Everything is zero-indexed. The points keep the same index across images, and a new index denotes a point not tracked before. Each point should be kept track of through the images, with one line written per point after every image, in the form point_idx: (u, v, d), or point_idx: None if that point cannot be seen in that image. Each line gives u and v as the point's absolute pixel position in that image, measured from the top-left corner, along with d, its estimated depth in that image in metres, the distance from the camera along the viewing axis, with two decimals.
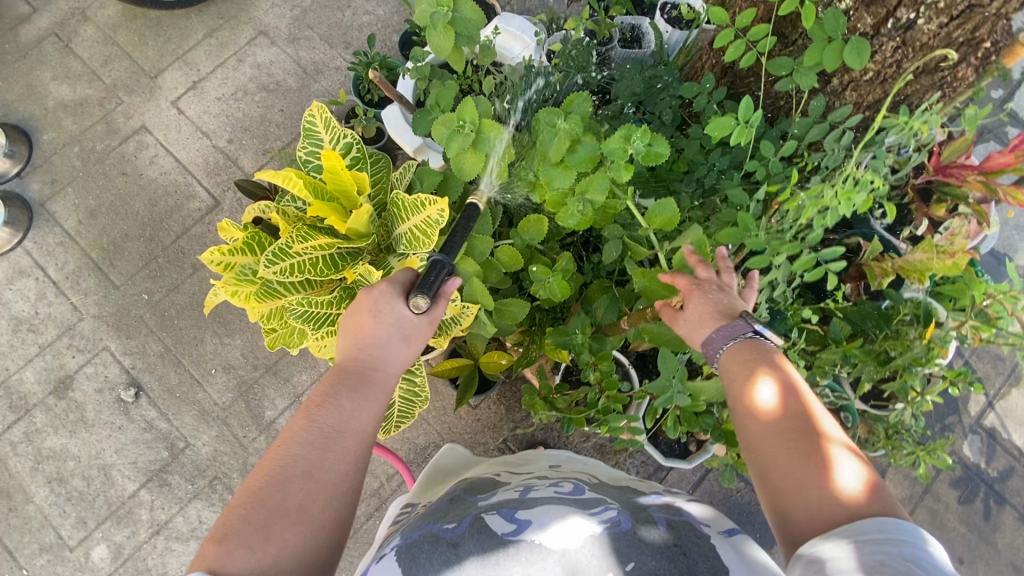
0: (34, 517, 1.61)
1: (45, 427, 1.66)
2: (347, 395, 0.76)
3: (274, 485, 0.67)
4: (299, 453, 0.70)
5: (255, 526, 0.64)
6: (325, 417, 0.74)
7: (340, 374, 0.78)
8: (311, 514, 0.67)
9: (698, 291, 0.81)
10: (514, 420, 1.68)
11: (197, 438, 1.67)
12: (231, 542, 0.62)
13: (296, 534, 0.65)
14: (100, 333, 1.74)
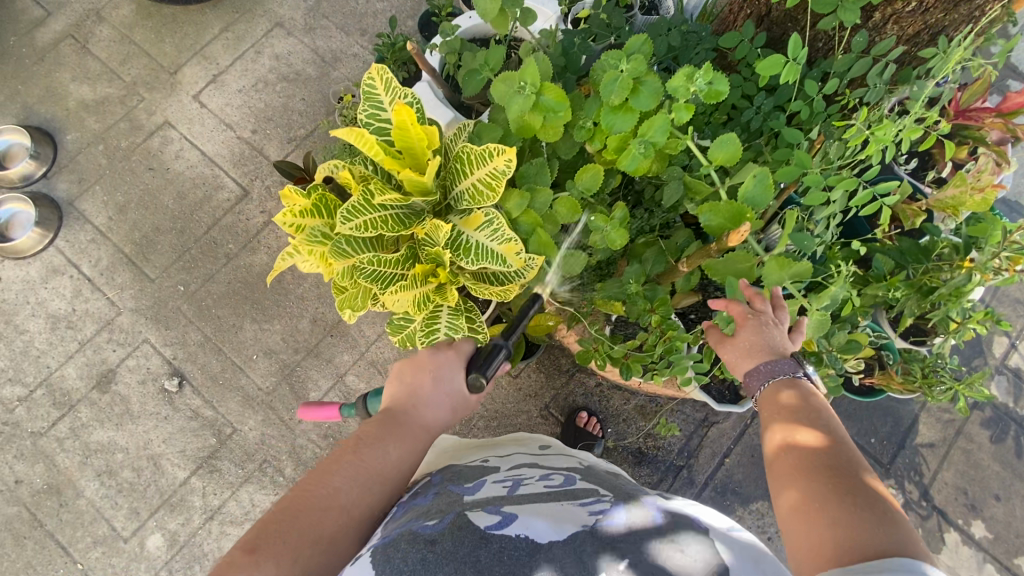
0: (86, 511, 1.62)
1: (91, 421, 1.67)
2: (393, 444, 0.89)
3: (310, 509, 0.78)
4: (339, 486, 0.82)
5: (285, 540, 0.74)
6: (370, 458, 0.86)
7: (385, 421, 0.91)
8: (338, 542, 0.78)
9: (751, 322, 0.93)
10: (555, 386, 1.72)
11: (243, 423, 1.68)
12: (265, 551, 0.71)
13: (319, 556, 0.75)
14: (139, 326, 1.75)
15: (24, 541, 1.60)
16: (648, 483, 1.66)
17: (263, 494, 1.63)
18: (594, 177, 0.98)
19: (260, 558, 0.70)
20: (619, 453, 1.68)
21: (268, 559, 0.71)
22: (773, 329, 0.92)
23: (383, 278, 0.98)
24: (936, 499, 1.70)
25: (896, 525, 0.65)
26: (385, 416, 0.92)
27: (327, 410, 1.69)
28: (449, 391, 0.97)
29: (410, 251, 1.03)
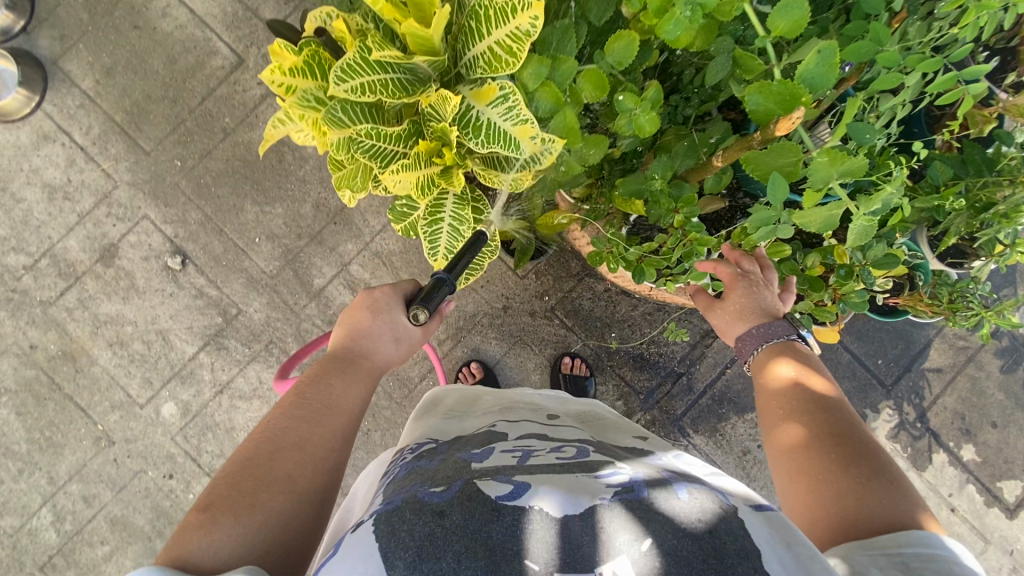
0: (101, 378, 1.68)
1: (98, 294, 1.68)
2: (336, 384, 0.87)
3: (257, 461, 0.75)
4: (283, 432, 0.79)
5: (239, 492, 0.72)
6: (309, 403, 0.84)
7: (327, 365, 0.90)
8: (297, 482, 0.76)
9: (741, 284, 1.01)
10: (563, 289, 1.66)
11: (248, 305, 1.68)
12: (217, 507, 0.69)
13: (279, 498, 0.73)
14: (137, 201, 1.69)
15: (45, 402, 1.67)
16: (646, 387, 1.67)
17: (270, 372, 1.67)
18: (631, 45, 0.84)
19: (213, 516, 0.68)
20: (621, 357, 1.68)
21: (223, 514, 0.69)
22: (764, 290, 1.01)
23: (383, 154, 0.91)
24: (932, 422, 1.70)
25: (901, 495, 0.69)
26: (329, 361, 0.91)
27: (331, 298, 1.68)
28: (386, 325, 0.98)
29: (415, 127, 0.94)
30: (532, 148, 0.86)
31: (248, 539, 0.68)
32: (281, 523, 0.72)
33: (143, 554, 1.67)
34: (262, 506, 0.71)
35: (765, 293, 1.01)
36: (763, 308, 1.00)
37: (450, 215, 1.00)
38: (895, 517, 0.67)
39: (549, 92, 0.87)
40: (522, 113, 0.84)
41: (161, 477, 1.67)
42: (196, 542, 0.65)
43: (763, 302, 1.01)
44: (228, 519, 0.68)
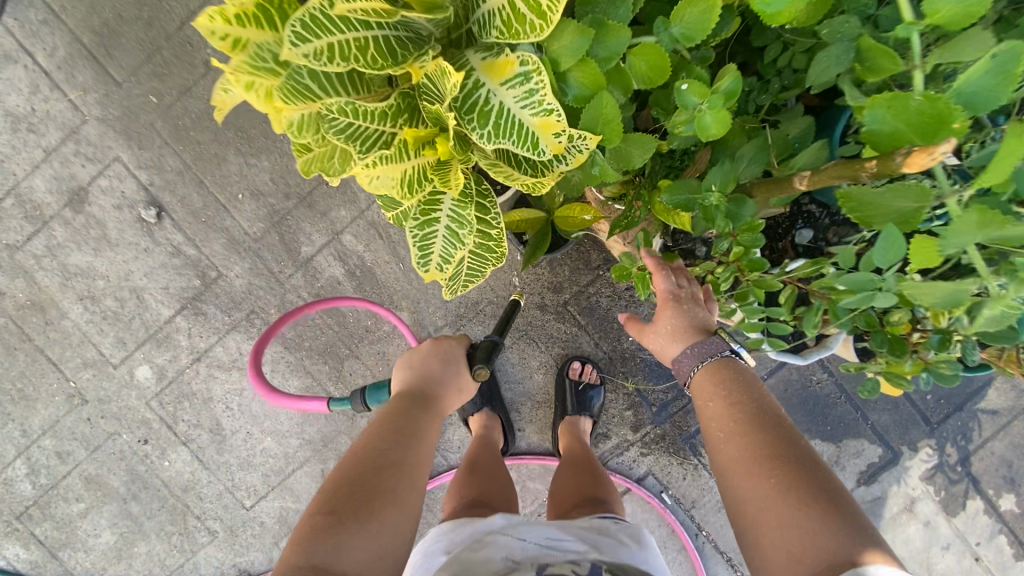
0: (72, 333, 1.55)
1: (67, 242, 1.52)
2: (416, 417, 1.08)
3: (362, 478, 0.93)
4: (381, 451, 0.98)
5: (364, 500, 0.90)
6: (398, 430, 1.03)
7: (402, 404, 1.10)
8: (400, 496, 0.94)
9: (671, 304, 0.96)
10: (580, 283, 1.46)
11: (229, 269, 1.52)
12: (339, 515, 0.87)
13: (386, 512, 0.91)
14: (108, 140, 1.49)
15: (15, 353, 1.57)
16: (660, 399, 1.51)
17: (251, 344, 1.53)
18: (708, 18, 0.61)
19: (335, 524, 0.86)
20: (636, 364, 1.50)
21: (346, 522, 0.87)
22: (691, 301, 0.99)
23: (363, 137, 0.69)
24: (975, 467, 1.52)
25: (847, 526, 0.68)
26: (405, 397, 1.12)
27: (320, 269, 1.51)
28: (452, 373, 1.21)
29: (405, 100, 0.71)
30: (557, 147, 0.66)
31: (364, 552, 0.86)
32: (395, 524, 0.92)
33: (119, 515, 1.62)
34: (376, 516, 0.89)
35: (692, 305, 0.98)
36: (692, 321, 0.97)
37: (448, 216, 0.79)
38: (853, 552, 0.66)
39: (587, 71, 0.64)
40: (547, 101, 0.64)
41: (136, 441, 1.58)
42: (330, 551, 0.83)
43: (693, 314, 0.98)
44: (349, 535, 0.86)
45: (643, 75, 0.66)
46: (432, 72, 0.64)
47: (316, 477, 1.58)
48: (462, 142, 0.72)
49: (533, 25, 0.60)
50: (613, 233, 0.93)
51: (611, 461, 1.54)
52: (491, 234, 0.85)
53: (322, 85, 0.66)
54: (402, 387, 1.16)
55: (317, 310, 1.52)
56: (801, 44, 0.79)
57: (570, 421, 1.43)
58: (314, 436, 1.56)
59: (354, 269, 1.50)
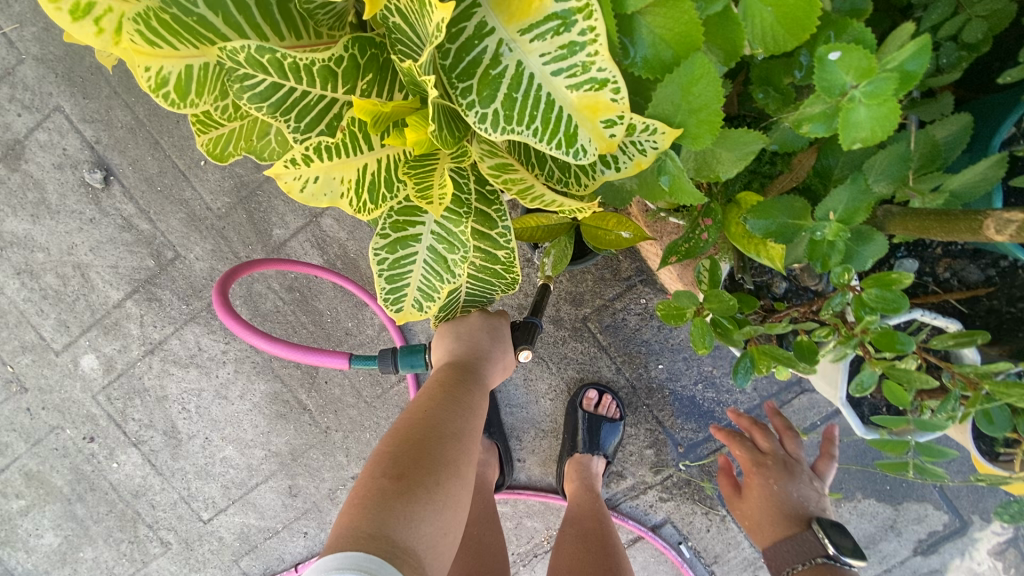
0: (8, 311, 1.34)
1: (0, 206, 1.29)
2: (474, 386, 0.78)
3: (426, 443, 0.69)
4: (442, 416, 0.72)
5: (425, 469, 0.66)
6: (460, 394, 0.76)
7: (453, 371, 0.78)
8: (466, 469, 0.71)
9: (758, 473, 1.05)
10: (603, 296, 1.22)
11: (188, 249, 1.28)
12: (406, 482, 0.65)
13: (453, 484, 0.68)
14: (47, 85, 1.24)
15: None
16: (687, 439, 1.27)
17: (212, 339, 1.31)
18: None
19: (401, 495, 0.63)
20: (664, 396, 1.26)
21: (414, 490, 0.64)
22: (789, 479, 1.03)
23: (297, 109, 0.43)
24: None
25: None
26: (453, 363, 0.79)
27: (294, 256, 1.26)
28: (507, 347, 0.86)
29: (366, 52, 0.44)
30: (606, 142, 0.40)
31: (431, 535, 0.64)
32: (461, 501, 0.70)
33: (62, 517, 1.41)
34: (445, 489, 0.67)
35: (793, 486, 1.02)
36: (790, 505, 1.00)
37: (431, 234, 0.54)
38: None
39: (673, 14, 0.37)
40: (598, 63, 0.38)
41: (81, 439, 1.38)
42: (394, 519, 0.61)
43: (789, 500, 1.01)
44: (416, 509, 0.63)
45: (763, 30, 0.39)
46: (404, 4, 0.38)
47: (282, 494, 1.37)
48: (454, 126, 0.45)
49: None
50: (667, 260, 0.66)
51: (623, 504, 1.32)
52: (499, 255, 0.60)
53: (228, 20, 0.40)
54: (447, 355, 0.81)
55: (290, 305, 1.29)
56: (982, 8, 0.56)
57: (580, 462, 1.23)
58: (281, 448, 1.35)
59: (334, 259, 1.26)
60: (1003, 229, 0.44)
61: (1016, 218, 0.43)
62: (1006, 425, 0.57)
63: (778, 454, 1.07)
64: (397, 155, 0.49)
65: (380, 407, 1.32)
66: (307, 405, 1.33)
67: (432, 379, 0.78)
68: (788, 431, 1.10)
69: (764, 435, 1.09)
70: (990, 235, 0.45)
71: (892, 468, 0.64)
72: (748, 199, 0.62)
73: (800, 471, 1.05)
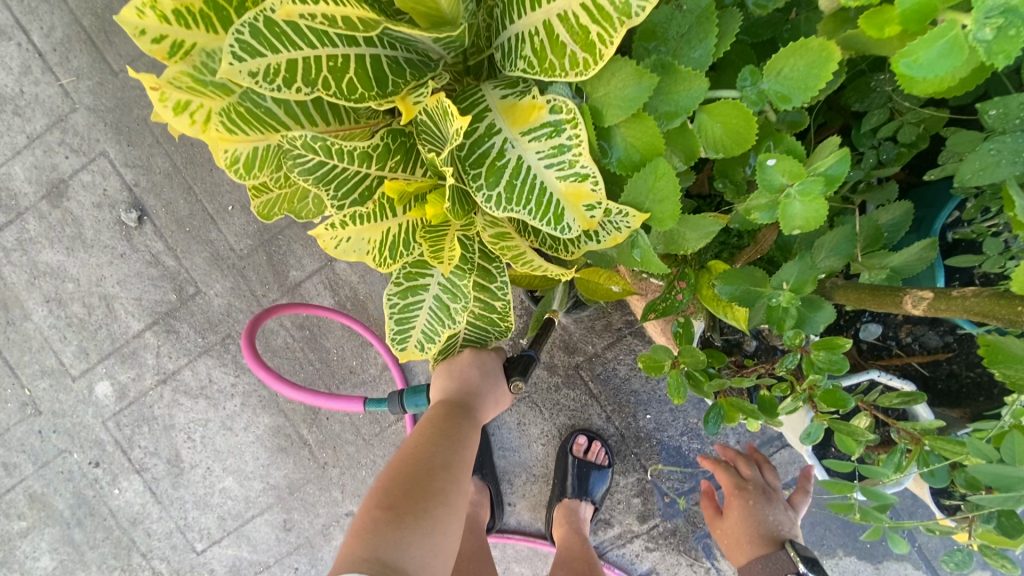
0: (33, 336, 1.41)
1: (40, 238, 1.39)
2: (465, 422, 0.82)
3: (415, 476, 0.75)
4: (430, 450, 0.77)
5: (414, 501, 0.72)
6: (449, 428, 0.80)
7: (442, 410, 0.81)
8: (455, 497, 0.76)
9: (737, 496, 1.04)
10: (596, 347, 1.29)
11: (208, 286, 1.37)
12: (395, 512, 0.71)
13: (442, 513, 0.74)
14: (96, 132, 1.36)
15: None
16: (673, 489, 1.31)
17: (223, 372, 1.38)
18: (817, 75, 0.45)
19: (391, 524, 0.70)
20: (651, 446, 1.31)
21: (403, 519, 0.70)
22: (767, 503, 1.02)
23: (336, 181, 0.53)
24: None
25: None
26: (443, 399, 0.83)
27: (307, 296, 1.35)
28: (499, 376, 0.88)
29: (397, 139, 0.54)
30: (587, 222, 0.49)
31: (420, 559, 0.70)
32: (452, 526, 0.75)
33: (59, 541, 1.44)
34: (432, 518, 0.72)
35: (770, 510, 1.01)
36: (765, 528, 0.99)
37: (438, 284, 0.63)
38: None
39: (641, 127, 0.47)
40: (581, 162, 0.47)
41: (87, 463, 1.42)
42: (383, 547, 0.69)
43: (765, 523, 0.99)
44: (405, 537, 0.70)
45: (715, 140, 0.49)
46: (431, 109, 0.48)
47: (275, 528, 1.40)
48: (464, 201, 0.55)
49: (575, 58, 0.44)
50: (646, 316, 0.73)
51: (610, 552, 1.35)
52: (496, 305, 0.68)
53: (289, 111, 0.50)
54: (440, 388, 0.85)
55: (299, 342, 1.36)
56: (913, 115, 0.64)
57: (568, 506, 1.28)
58: (279, 481, 1.39)
59: (344, 301, 1.35)
60: (919, 304, 0.53)
61: (928, 295, 0.52)
62: (946, 478, 0.63)
63: (759, 481, 1.06)
64: (416, 222, 0.57)
65: (378, 444, 1.37)
66: (308, 439, 1.38)
67: (424, 414, 0.83)
68: (766, 463, 1.09)
69: (748, 463, 1.09)
70: (908, 308, 0.54)
71: (842, 508, 0.69)
72: (717, 267, 0.71)
73: (778, 497, 1.04)
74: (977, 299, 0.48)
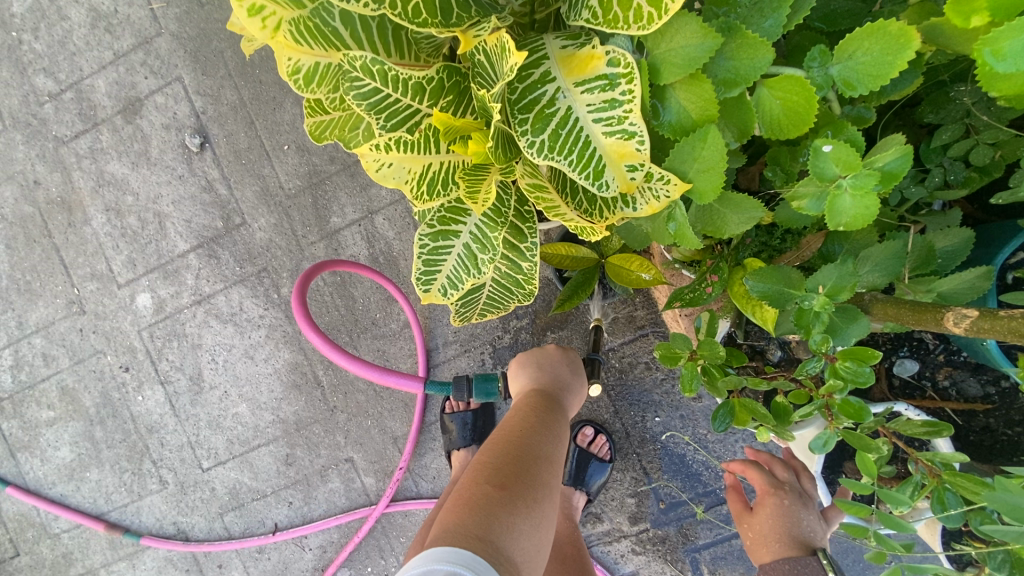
0: (90, 241, 1.50)
1: (110, 150, 1.47)
2: (561, 417, 0.91)
3: (521, 462, 0.80)
4: (535, 440, 0.83)
5: (523, 484, 0.77)
6: (550, 422, 0.87)
7: (544, 401, 0.91)
8: (552, 491, 0.82)
9: (773, 495, 0.98)
10: (616, 339, 1.28)
11: (254, 219, 1.42)
12: (508, 494, 0.75)
13: (544, 501, 0.79)
14: (175, 58, 1.42)
15: (33, 245, 1.52)
16: (670, 496, 1.29)
17: (254, 303, 1.43)
18: (891, 62, 0.43)
19: (504, 505, 0.74)
20: (654, 449, 1.29)
21: (514, 501, 0.75)
22: (803, 507, 0.96)
23: (387, 111, 0.54)
24: None
25: None
26: (538, 394, 0.93)
27: (344, 245, 1.39)
28: (581, 385, 1.01)
29: (452, 78, 0.55)
30: (626, 183, 0.49)
31: (526, 545, 0.74)
32: (548, 520, 0.80)
33: (81, 435, 1.53)
34: (538, 507, 0.77)
35: (805, 514, 0.96)
36: (798, 532, 0.94)
37: (469, 233, 0.63)
38: None
39: (696, 91, 0.46)
40: (630, 119, 0.47)
41: (118, 367, 1.51)
42: (501, 525, 0.72)
43: (798, 526, 0.94)
44: (516, 520, 0.74)
45: (770, 118, 0.48)
46: (489, 47, 0.48)
47: (278, 460, 1.45)
48: (508, 148, 0.56)
49: (640, 11, 0.43)
50: (671, 305, 0.73)
51: (596, 548, 1.34)
52: (522, 267, 0.69)
53: (353, 34, 0.52)
54: (533, 386, 0.96)
55: (329, 287, 1.40)
56: (989, 135, 0.60)
57: (563, 493, 1.26)
58: (288, 416, 1.44)
59: (378, 255, 1.38)
60: (960, 322, 0.54)
61: (972, 314, 0.53)
62: (960, 519, 0.61)
63: (796, 483, 1.00)
64: (457, 163, 0.58)
65: (387, 398, 1.40)
66: (321, 381, 1.42)
67: (520, 406, 0.90)
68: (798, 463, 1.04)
69: (783, 466, 1.03)
70: (949, 325, 0.55)
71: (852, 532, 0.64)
72: (752, 264, 0.70)
73: (813, 504, 0.98)
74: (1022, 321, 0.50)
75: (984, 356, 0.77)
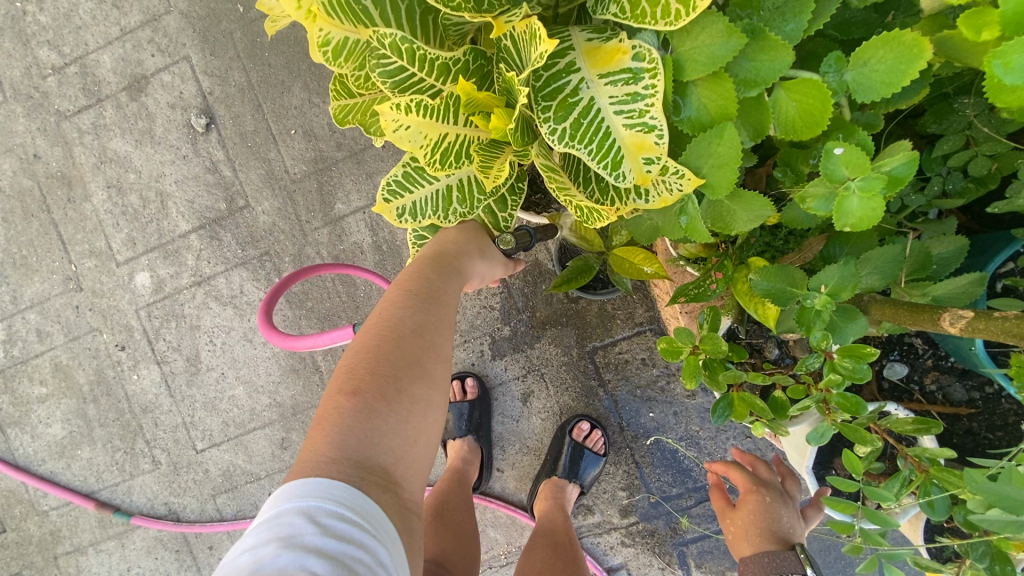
0: (90, 218, 1.49)
1: (113, 126, 1.47)
2: (443, 290, 0.69)
3: (385, 348, 0.63)
4: (404, 318, 0.65)
5: (386, 376, 0.62)
6: (421, 297, 0.67)
7: (412, 286, 0.68)
8: (436, 364, 0.66)
9: (755, 493, 1.02)
10: (612, 333, 1.30)
11: (257, 202, 1.42)
12: (362, 396, 0.60)
13: (422, 387, 0.63)
14: (184, 37, 1.42)
15: (31, 220, 1.51)
16: (661, 489, 1.32)
17: (255, 286, 1.43)
18: (904, 71, 0.45)
19: (357, 412, 0.59)
20: (647, 443, 1.32)
21: (372, 403, 0.60)
22: (784, 504, 1.00)
23: (410, 89, 0.55)
24: None
25: None
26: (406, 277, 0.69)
27: (347, 232, 1.40)
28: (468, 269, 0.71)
29: (477, 61, 0.57)
30: (642, 175, 0.50)
31: (396, 444, 0.61)
32: (433, 402, 0.65)
33: (73, 413, 1.52)
34: (408, 395, 0.62)
35: (785, 511, 0.99)
36: (777, 527, 0.96)
37: (453, 179, 0.67)
38: None
39: (718, 90, 0.48)
40: (652, 113, 0.48)
41: (114, 345, 1.50)
42: (354, 436, 0.58)
43: (779, 521, 0.97)
44: (376, 422, 0.59)
45: (786, 119, 0.50)
46: (518, 33, 0.49)
47: (273, 444, 1.46)
48: (525, 133, 0.58)
49: (668, 7, 0.45)
50: (675, 300, 0.74)
51: (585, 539, 1.36)
52: (496, 218, 0.78)
53: (383, 14, 0.54)
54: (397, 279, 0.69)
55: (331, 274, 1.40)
56: (989, 147, 0.62)
57: (556, 483, 1.29)
58: (285, 400, 1.44)
59: (382, 243, 1.39)
60: (957, 321, 0.57)
61: (967, 314, 0.56)
62: (944, 510, 0.63)
63: (776, 484, 1.04)
64: (473, 137, 0.59)
65: None
66: (320, 366, 1.43)
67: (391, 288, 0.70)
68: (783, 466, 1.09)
69: (766, 467, 1.07)
70: (946, 325, 0.58)
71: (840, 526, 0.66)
72: (756, 263, 0.72)
73: (793, 502, 1.02)
74: (1015, 322, 0.53)
75: (972, 361, 0.80)
